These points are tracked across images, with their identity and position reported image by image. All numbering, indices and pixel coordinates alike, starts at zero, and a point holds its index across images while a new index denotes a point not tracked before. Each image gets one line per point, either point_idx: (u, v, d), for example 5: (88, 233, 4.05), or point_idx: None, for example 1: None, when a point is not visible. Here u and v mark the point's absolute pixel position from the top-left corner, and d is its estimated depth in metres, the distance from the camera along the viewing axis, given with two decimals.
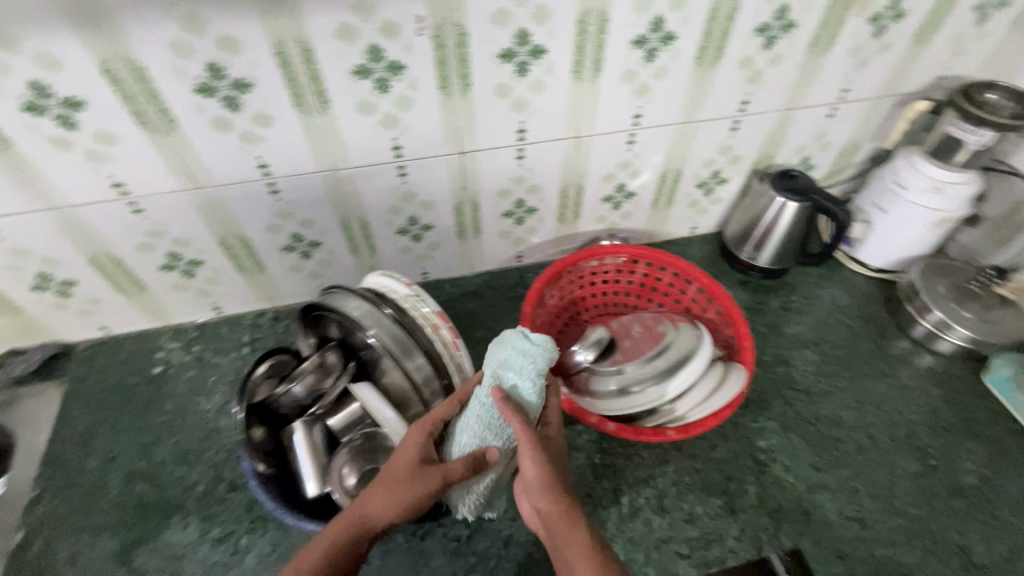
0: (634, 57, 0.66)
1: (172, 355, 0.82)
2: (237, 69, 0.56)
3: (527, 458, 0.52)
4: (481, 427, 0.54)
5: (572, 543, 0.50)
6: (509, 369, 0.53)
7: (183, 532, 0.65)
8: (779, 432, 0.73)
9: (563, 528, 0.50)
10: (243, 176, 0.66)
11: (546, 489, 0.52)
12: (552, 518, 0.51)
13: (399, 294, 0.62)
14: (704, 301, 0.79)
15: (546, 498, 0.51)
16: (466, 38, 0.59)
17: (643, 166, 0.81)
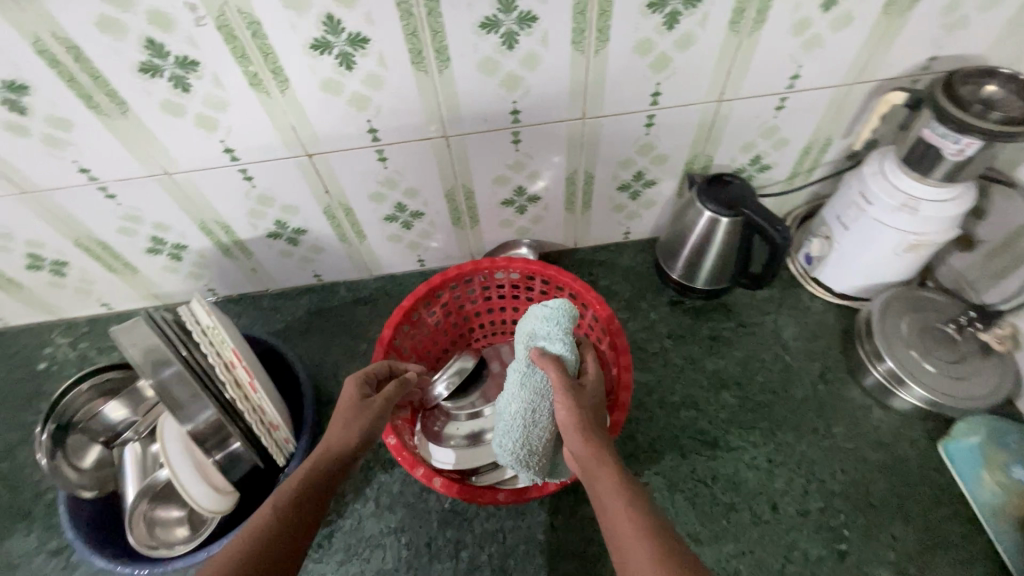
0: (488, 43, 0.53)
1: (58, 351, 0.81)
2: (3, 71, 0.49)
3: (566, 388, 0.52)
4: (527, 391, 0.57)
5: (595, 478, 0.44)
6: (540, 335, 0.58)
7: (23, 543, 0.65)
8: (664, 491, 0.63)
9: (593, 463, 0.45)
10: (67, 180, 0.61)
11: (584, 424, 0.49)
12: (587, 455, 0.46)
13: (199, 324, 0.53)
14: (598, 330, 0.68)
15: (578, 435, 0.48)
16: (261, 28, 0.49)
17: (542, 168, 0.69)
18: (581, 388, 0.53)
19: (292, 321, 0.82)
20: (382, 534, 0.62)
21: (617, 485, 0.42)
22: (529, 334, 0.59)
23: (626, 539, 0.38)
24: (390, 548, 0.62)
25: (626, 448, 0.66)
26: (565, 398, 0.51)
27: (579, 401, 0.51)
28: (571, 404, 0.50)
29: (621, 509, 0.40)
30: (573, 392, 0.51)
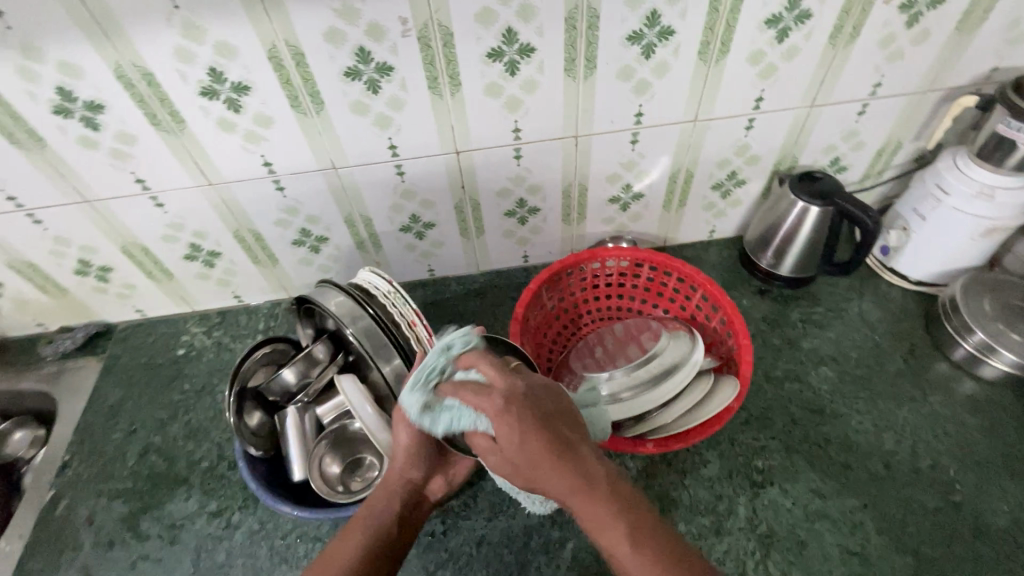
0: (631, 53, 0.63)
1: (194, 338, 0.88)
2: (236, 73, 0.59)
3: (485, 450, 0.48)
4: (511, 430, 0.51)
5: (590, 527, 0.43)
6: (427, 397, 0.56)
7: (182, 506, 0.70)
8: (782, 453, 0.68)
9: (588, 517, 0.43)
10: (251, 174, 0.70)
11: (557, 484, 0.43)
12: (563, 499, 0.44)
13: (382, 291, 0.63)
14: (708, 308, 0.75)
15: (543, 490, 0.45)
16: (452, 38, 0.59)
17: (650, 167, 0.78)
18: (528, 424, 0.44)
19: None
20: None
21: (629, 543, 0.42)
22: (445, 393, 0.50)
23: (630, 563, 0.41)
24: (533, 505, 0.66)
25: (741, 415, 0.72)
26: (514, 461, 0.44)
27: (544, 449, 0.44)
28: (528, 458, 0.44)
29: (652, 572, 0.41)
30: (526, 444, 0.44)
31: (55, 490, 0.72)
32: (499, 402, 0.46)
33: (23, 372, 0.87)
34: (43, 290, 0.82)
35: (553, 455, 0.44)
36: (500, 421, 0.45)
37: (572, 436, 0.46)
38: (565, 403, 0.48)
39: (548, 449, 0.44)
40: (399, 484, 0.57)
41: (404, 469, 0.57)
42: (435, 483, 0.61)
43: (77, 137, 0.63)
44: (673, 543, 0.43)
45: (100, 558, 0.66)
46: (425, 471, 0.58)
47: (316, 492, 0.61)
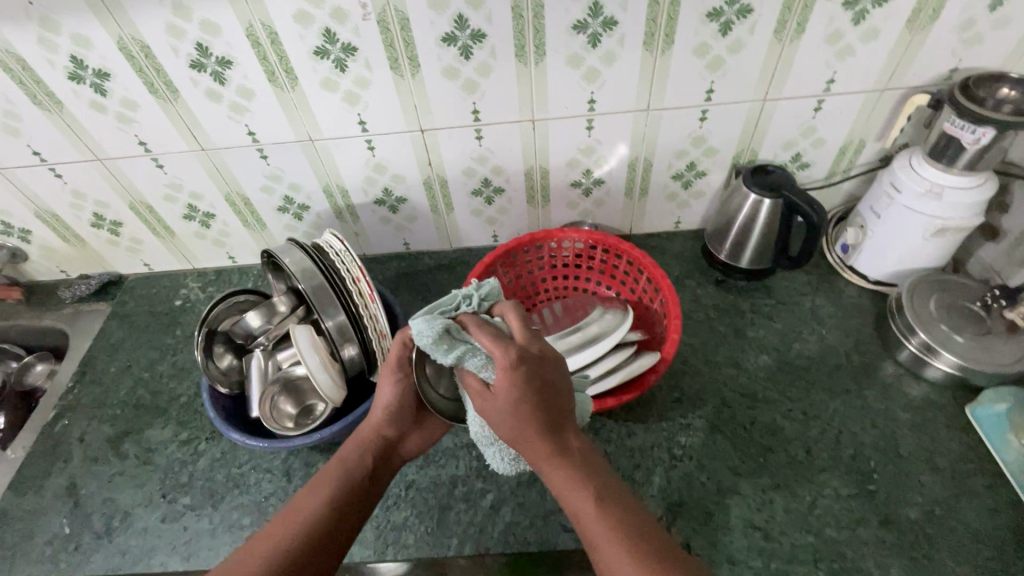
0: (577, 41, 0.68)
1: (191, 292, 0.97)
2: (220, 48, 0.67)
3: (479, 399, 0.52)
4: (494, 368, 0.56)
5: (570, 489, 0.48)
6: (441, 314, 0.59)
7: (158, 432, 0.78)
8: (706, 432, 0.71)
9: (566, 486, 0.48)
10: (237, 142, 0.78)
11: (545, 442, 0.49)
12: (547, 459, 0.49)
13: (335, 248, 0.70)
14: (651, 291, 0.78)
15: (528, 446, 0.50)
16: (408, 22, 0.65)
17: (608, 154, 0.82)
18: (526, 385, 0.48)
19: (383, 280, 0.96)
20: (457, 447, 0.72)
21: (596, 511, 0.46)
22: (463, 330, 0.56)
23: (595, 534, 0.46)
24: (464, 457, 0.71)
25: (673, 394, 0.75)
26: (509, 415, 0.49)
27: (533, 416, 0.49)
28: (517, 420, 0.49)
29: (611, 540, 0.45)
30: (517, 405, 0.48)
31: (57, 411, 0.83)
32: (505, 360, 0.49)
33: (46, 311, 0.98)
34: (65, 240, 0.93)
35: (540, 422, 0.49)
36: (502, 368, 0.49)
37: (561, 408, 0.51)
38: (566, 384, 0.51)
39: (537, 414, 0.49)
40: (372, 439, 0.61)
41: (380, 423, 0.61)
42: (411, 442, 0.64)
43: (88, 101, 0.72)
44: (641, 521, 0.46)
45: (85, 470, 0.75)
46: (401, 429, 0.63)
47: (264, 422, 0.68)
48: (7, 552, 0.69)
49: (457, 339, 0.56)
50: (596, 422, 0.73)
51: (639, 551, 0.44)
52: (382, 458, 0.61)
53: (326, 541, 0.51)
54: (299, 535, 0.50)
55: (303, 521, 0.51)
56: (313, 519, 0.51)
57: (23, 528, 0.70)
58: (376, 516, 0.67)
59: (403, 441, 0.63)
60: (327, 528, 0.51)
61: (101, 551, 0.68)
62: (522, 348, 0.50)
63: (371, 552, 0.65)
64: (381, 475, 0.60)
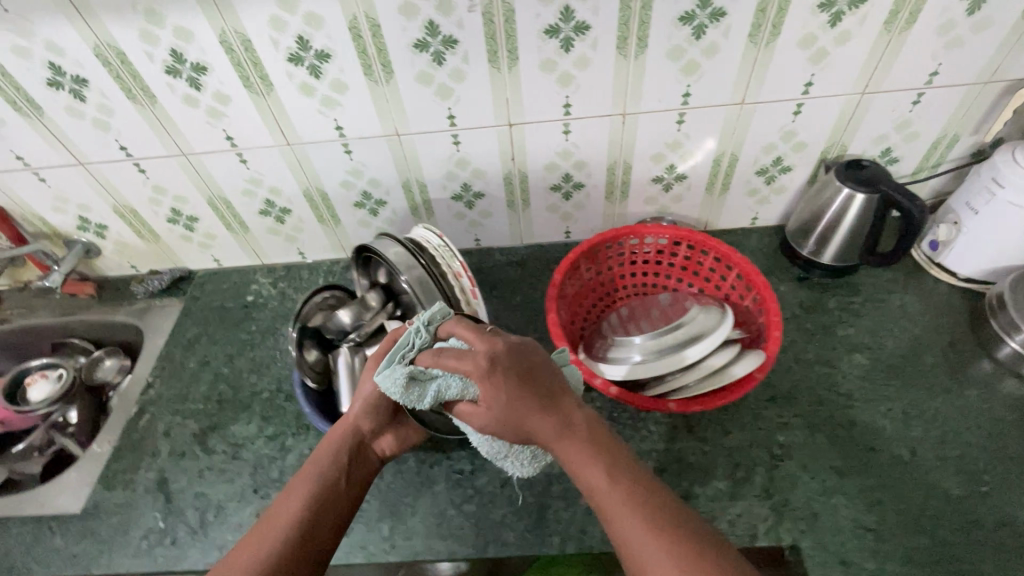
0: (682, 33, 0.66)
1: (262, 288, 0.97)
2: (320, 42, 0.66)
3: (470, 415, 0.54)
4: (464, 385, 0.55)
5: (578, 464, 0.48)
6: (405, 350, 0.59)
7: (242, 428, 0.78)
8: (805, 430, 0.69)
9: (579, 465, 0.48)
10: (324, 136, 0.78)
11: (543, 424, 0.50)
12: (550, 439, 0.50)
13: (434, 244, 0.69)
14: (743, 287, 0.77)
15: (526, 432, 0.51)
16: (514, 14, 0.64)
17: (695, 148, 0.81)
18: (508, 377, 0.51)
19: None
20: None
21: (607, 484, 0.47)
22: (425, 368, 0.56)
23: (610, 506, 0.46)
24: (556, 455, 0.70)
25: (766, 392, 0.73)
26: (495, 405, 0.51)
27: (529, 405, 0.51)
28: (511, 411, 0.51)
29: (626, 510, 0.45)
30: (510, 396, 0.51)
31: (139, 406, 0.83)
32: (480, 353, 0.53)
33: (118, 306, 0.99)
34: (140, 235, 0.93)
35: (538, 406, 0.50)
36: (480, 376, 0.52)
37: (555, 392, 0.52)
38: (555, 369, 0.54)
39: (531, 401, 0.51)
40: (347, 435, 0.60)
41: (358, 417, 0.61)
42: (386, 442, 0.63)
43: (181, 95, 0.72)
44: (656, 490, 0.46)
45: (173, 464, 0.75)
46: (378, 424, 0.62)
47: None
48: (104, 547, 0.68)
49: (423, 380, 0.56)
50: (690, 421, 0.71)
51: (652, 518, 0.44)
52: (359, 454, 0.60)
53: (308, 549, 0.50)
54: (280, 542, 0.49)
55: (283, 529, 0.50)
56: (294, 525, 0.50)
57: (117, 523, 0.70)
58: (473, 514, 0.66)
59: (377, 438, 0.62)
60: (309, 536, 0.50)
61: (197, 546, 0.67)
62: (490, 352, 0.53)
63: (472, 550, 0.63)
64: (358, 470, 0.58)
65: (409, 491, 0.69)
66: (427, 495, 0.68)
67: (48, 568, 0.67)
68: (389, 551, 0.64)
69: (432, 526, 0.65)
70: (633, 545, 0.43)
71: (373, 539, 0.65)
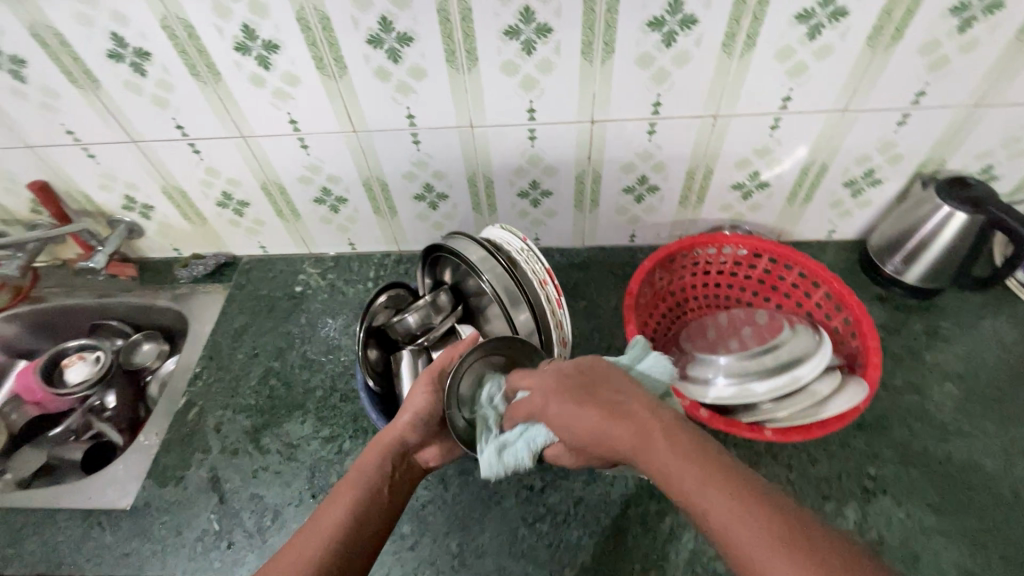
0: (796, 32, 0.61)
1: (310, 279, 0.93)
2: (403, 24, 0.61)
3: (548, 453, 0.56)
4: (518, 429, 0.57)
5: (661, 463, 0.42)
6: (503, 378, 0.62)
7: (296, 427, 0.75)
8: (897, 463, 0.66)
9: (654, 459, 0.43)
10: (393, 125, 0.73)
11: (613, 433, 0.46)
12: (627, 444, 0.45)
13: (516, 247, 0.65)
14: (830, 307, 0.73)
15: (599, 440, 0.47)
16: (617, 4, 0.59)
17: (784, 156, 0.76)
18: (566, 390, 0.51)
19: None
20: None
21: (697, 490, 0.39)
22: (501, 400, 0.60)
23: (707, 517, 0.38)
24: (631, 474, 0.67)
25: (853, 420, 0.69)
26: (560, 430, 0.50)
27: (589, 413, 0.48)
28: (579, 427, 0.48)
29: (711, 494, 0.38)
30: (569, 405, 0.50)
31: (186, 398, 0.79)
32: (537, 389, 0.54)
33: (160, 290, 0.95)
34: (186, 217, 0.89)
35: (600, 416, 0.47)
36: (545, 406, 0.52)
37: (621, 397, 0.48)
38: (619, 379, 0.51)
39: (595, 412, 0.47)
40: (394, 445, 0.57)
41: (407, 428, 0.57)
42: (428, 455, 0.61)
43: (248, 74, 0.67)
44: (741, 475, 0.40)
45: (226, 462, 0.72)
46: (424, 436, 0.59)
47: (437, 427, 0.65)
48: (158, 546, 0.65)
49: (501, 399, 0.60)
50: (773, 446, 0.68)
51: (740, 495, 0.38)
52: (403, 465, 0.58)
53: (357, 559, 0.47)
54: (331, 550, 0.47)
55: (330, 537, 0.48)
56: (340, 534, 0.48)
57: (171, 522, 0.67)
58: (547, 534, 0.63)
59: (422, 450, 0.60)
60: (353, 548, 0.48)
61: (256, 551, 0.64)
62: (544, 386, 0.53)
63: (548, 572, 0.60)
64: (401, 483, 0.56)
65: (478, 505, 0.66)
66: (497, 510, 0.65)
67: (100, 566, 0.65)
68: (459, 568, 0.61)
69: (504, 544, 0.63)
70: (726, 528, 0.37)
71: (441, 555, 0.62)
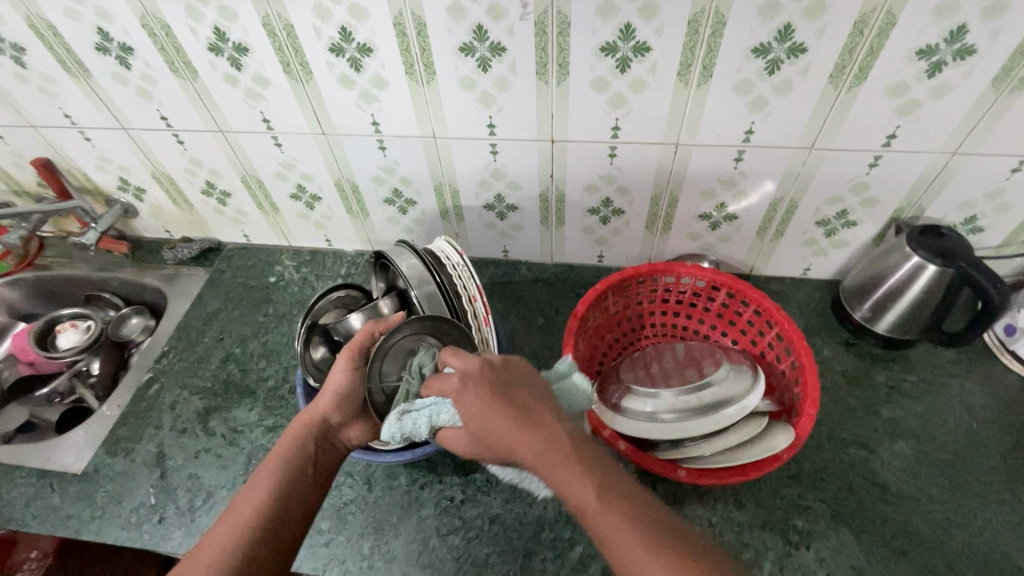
0: (754, 66, 0.60)
1: (286, 270, 0.97)
2: (362, 35, 0.63)
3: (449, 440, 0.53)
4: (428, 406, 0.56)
5: (566, 473, 0.44)
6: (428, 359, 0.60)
7: (244, 412, 0.78)
8: (827, 519, 0.63)
9: (560, 471, 0.44)
10: (359, 131, 0.75)
11: (524, 436, 0.46)
12: (534, 450, 0.46)
13: (453, 261, 0.66)
14: (780, 349, 0.71)
15: (507, 439, 0.47)
16: (569, 27, 0.59)
17: (751, 190, 0.74)
18: (482, 383, 0.50)
19: None
20: None
21: (600, 505, 0.43)
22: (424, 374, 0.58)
23: (605, 530, 0.42)
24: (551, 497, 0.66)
25: (789, 468, 0.67)
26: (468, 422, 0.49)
27: (502, 415, 0.47)
28: (488, 428, 0.48)
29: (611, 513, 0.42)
30: (482, 400, 0.49)
31: (151, 374, 0.84)
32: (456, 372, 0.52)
33: (149, 268, 1.01)
34: (175, 202, 0.94)
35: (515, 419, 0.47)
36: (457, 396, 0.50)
37: (533, 404, 0.49)
38: (532, 383, 0.51)
39: (508, 412, 0.48)
40: (314, 424, 0.58)
41: (327, 408, 0.59)
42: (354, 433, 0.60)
43: (222, 73, 0.70)
44: (635, 492, 0.44)
45: (173, 440, 0.75)
46: (348, 414, 0.60)
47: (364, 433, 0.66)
48: (98, 513, 0.69)
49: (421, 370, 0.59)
50: (700, 486, 0.66)
51: (634, 515, 0.42)
52: (327, 442, 0.58)
53: (279, 531, 0.49)
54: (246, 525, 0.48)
55: (247, 512, 0.49)
56: (259, 511, 0.49)
57: (113, 491, 0.71)
58: (456, 546, 0.64)
59: (346, 429, 0.60)
60: (270, 527, 0.49)
61: (183, 528, 0.67)
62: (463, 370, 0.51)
63: None
64: (326, 459, 0.56)
65: (397, 509, 0.67)
66: (414, 517, 0.66)
67: (44, 524, 0.69)
68: (366, 570, 0.63)
69: (414, 551, 0.64)
70: (620, 546, 0.41)
71: (352, 554, 0.64)
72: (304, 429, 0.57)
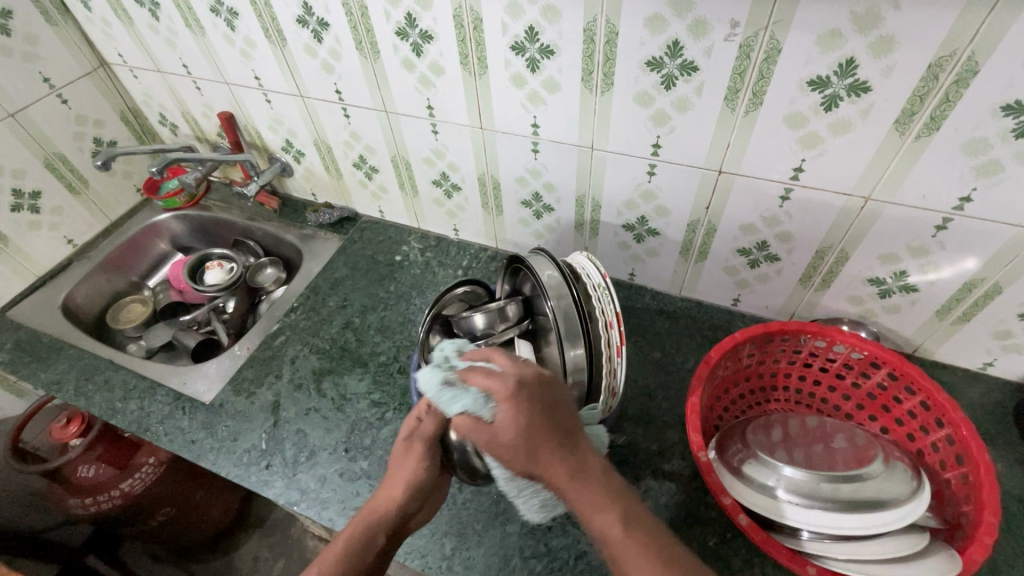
0: (998, 125, 0.51)
1: (411, 252, 0.99)
2: (548, 37, 0.62)
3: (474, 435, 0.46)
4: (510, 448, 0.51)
5: (591, 500, 0.44)
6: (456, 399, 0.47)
7: (355, 380, 0.81)
8: None
9: (578, 493, 0.44)
10: (518, 131, 0.74)
11: (558, 470, 0.44)
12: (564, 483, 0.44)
13: (593, 281, 0.63)
14: (948, 454, 0.60)
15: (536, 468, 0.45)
16: (777, 54, 0.54)
17: (945, 263, 0.63)
18: (528, 420, 0.45)
19: None
20: None
21: (622, 533, 0.43)
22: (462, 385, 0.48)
23: (625, 557, 0.42)
24: None
25: None
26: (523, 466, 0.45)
27: (548, 446, 0.45)
28: (530, 463, 0.45)
29: (646, 565, 0.41)
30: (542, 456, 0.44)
31: (278, 325, 0.90)
32: (505, 418, 0.45)
33: (291, 226, 1.08)
34: (327, 170, 0.99)
35: (552, 449, 0.45)
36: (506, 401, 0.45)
37: (572, 430, 0.46)
38: (571, 410, 0.47)
39: (550, 444, 0.45)
40: (388, 512, 0.54)
41: (402, 502, 0.55)
42: (418, 516, 0.59)
43: (402, 58, 0.73)
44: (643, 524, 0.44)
45: (288, 393, 0.80)
46: (416, 508, 0.56)
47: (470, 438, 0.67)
48: (215, 444, 0.75)
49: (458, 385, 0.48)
50: None
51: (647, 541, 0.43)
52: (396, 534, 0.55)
53: None
54: None
55: None
56: None
57: (231, 427, 0.76)
58: (538, 573, 0.61)
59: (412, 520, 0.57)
60: None
61: (284, 479, 0.70)
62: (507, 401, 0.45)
63: None
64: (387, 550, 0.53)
65: (483, 517, 0.65)
66: (498, 531, 0.64)
67: (171, 442, 0.76)
68: (443, 571, 0.62)
69: (492, 566, 0.62)
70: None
71: (433, 550, 0.63)
72: (372, 514, 0.53)
